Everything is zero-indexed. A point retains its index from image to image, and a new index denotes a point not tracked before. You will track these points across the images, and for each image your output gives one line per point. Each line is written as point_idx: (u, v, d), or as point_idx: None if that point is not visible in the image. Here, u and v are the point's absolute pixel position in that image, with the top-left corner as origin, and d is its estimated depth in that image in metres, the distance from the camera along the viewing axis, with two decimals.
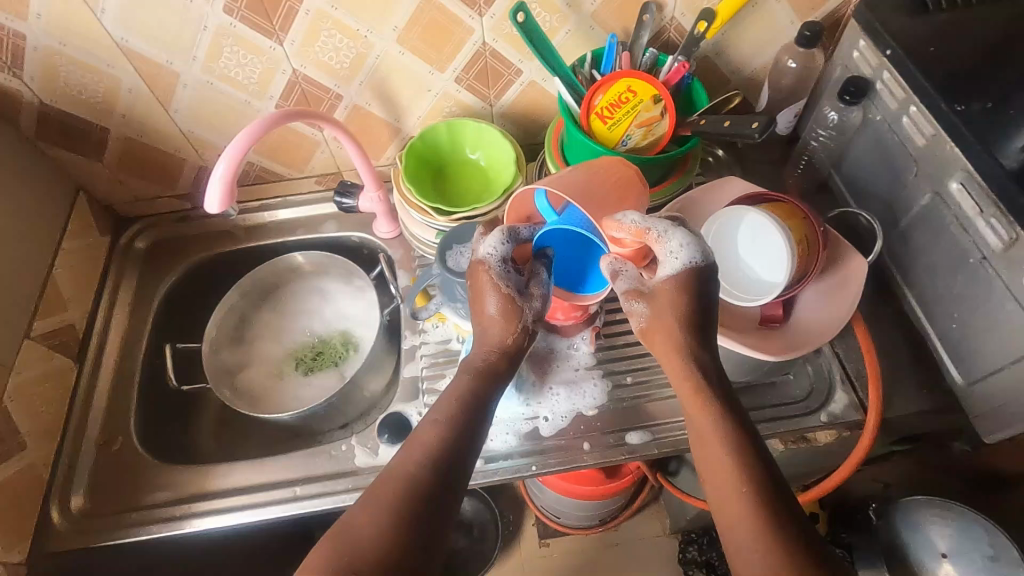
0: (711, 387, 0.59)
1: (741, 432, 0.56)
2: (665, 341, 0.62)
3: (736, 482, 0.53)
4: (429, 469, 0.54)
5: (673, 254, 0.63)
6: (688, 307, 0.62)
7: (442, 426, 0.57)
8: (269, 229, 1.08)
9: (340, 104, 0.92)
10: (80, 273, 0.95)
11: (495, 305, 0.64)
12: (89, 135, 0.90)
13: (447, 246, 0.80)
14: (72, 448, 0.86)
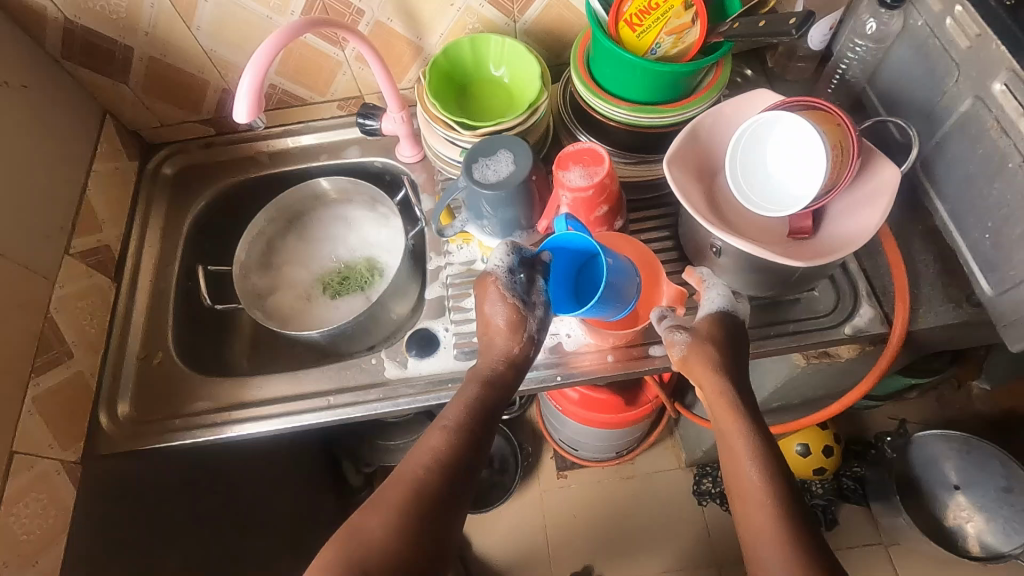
0: (743, 400, 0.66)
1: (762, 432, 0.63)
2: (698, 356, 0.69)
3: (759, 484, 0.60)
4: (435, 469, 0.58)
5: (712, 300, 0.74)
6: (721, 340, 0.70)
7: (449, 431, 0.61)
8: (293, 156, 1.09)
9: (362, 21, 0.91)
10: (112, 196, 0.97)
11: (501, 315, 0.68)
12: (114, 54, 0.90)
13: (473, 159, 0.79)
14: (115, 361, 0.89)
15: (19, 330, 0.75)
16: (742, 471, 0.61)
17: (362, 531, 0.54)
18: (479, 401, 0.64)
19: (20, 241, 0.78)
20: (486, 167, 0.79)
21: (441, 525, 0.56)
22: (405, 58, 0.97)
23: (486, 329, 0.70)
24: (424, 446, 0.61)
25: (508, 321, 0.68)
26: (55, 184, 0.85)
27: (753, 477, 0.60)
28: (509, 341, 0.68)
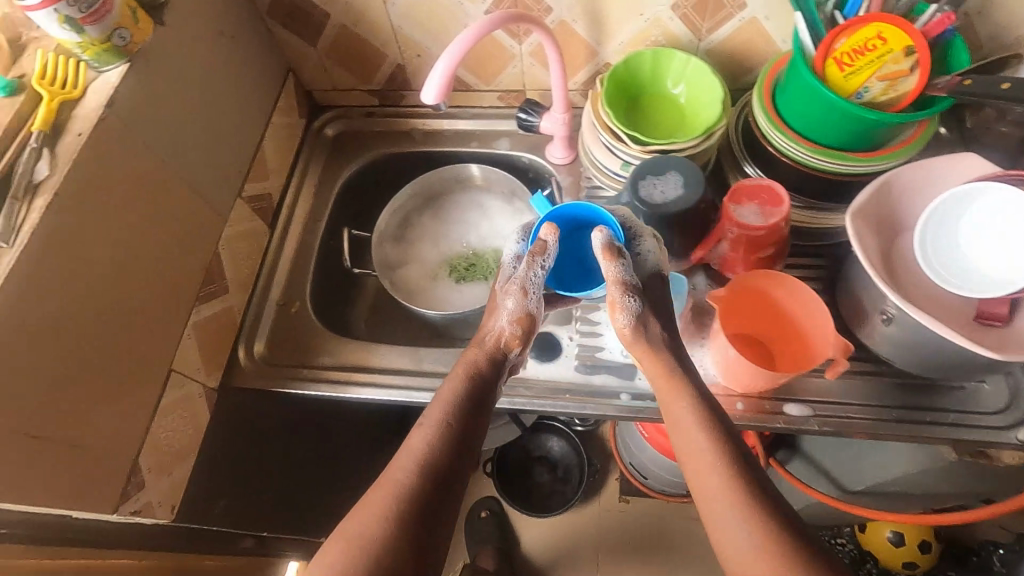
0: (684, 369, 0.65)
1: (743, 464, 0.56)
2: (653, 337, 0.67)
3: (711, 452, 0.56)
4: (418, 475, 0.56)
5: (648, 252, 0.73)
6: (655, 310, 0.69)
7: (427, 431, 0.60)
8: (444, 137, 1.11)
9: (547, 18, 0.91)
10: (280, 148, 1.03)
11: (510, 323, 0.71)
12: (312, 18, 0.96)
13: (641, 175, 0.77)
14: (258, 302, 0.95)
15: (193, 260, 0.81)
16: (723, 523, 0.52)
17: (362, 527, 0.52)
18: (458, 392, 0.64)
19: (206, 178, 0.84)
20: (653, 187, 0.76)
21: (431, 524, 0.54)
22: (577, 61, 0.97)
23: (485, 337, 0.71)
24: (412, 440, 0.59)
25: (527, 319, 0.72)
26: (240, 131, 0.92)
27: (743, 527, 0.51)
28: (506, 341, 0.71)
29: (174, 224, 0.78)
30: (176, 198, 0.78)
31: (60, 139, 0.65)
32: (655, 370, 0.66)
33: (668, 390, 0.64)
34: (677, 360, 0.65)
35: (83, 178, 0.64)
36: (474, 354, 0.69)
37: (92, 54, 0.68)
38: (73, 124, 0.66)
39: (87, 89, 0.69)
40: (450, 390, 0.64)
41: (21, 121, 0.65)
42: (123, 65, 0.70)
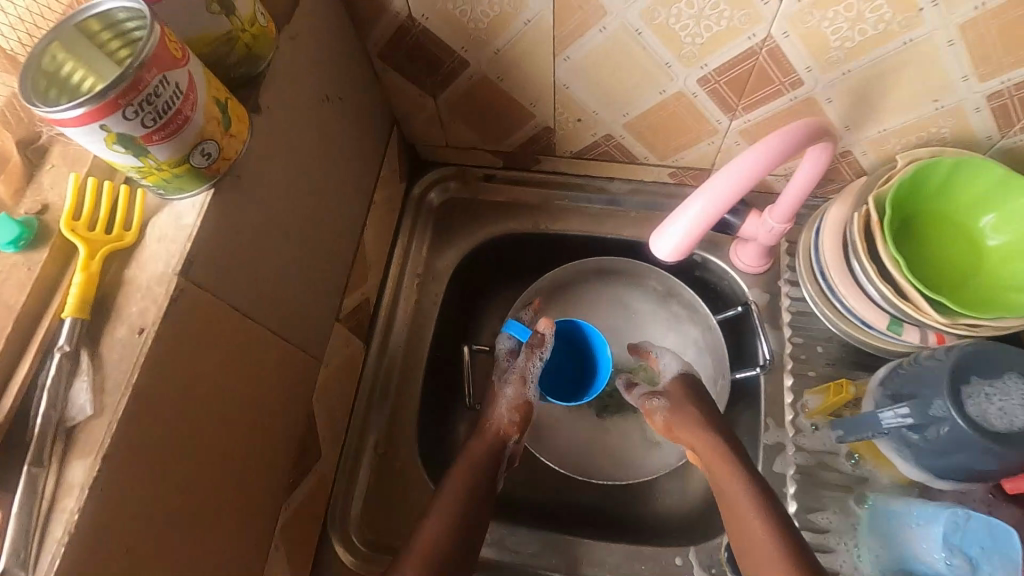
0: (732, 448, 0.67)
1: (808, 557, 0.57)
2: (685, 414, 0.71)
3: (768, 543, 0.58)
4: (450, 541, 0.60)
5: (668, 364, 0.78)
6: (695, 397, 0.73)
7: (441, 523, 0.61)
8: (585, 216, 0.84)
9: (788, 93, 0.63)
10: (379, 232, 0.77)
11: (508, 411, 0.73)
12: (441, 66, 0.67)
13: (964, 374, 0.53)
14: (355, 455, 0.71)
15: (282, 438, 0.57)
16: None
17: None
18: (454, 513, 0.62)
19: (302, 316, 0.59)
20: (986, 400, 0.51)
21: None
22: (807, 146, 0.69)
23: (489, 424, 0.72)
24: (423, 535, 0.60)
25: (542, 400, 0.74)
26: (339, 228, 0.65)
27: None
28: (506, 429, 0.71)
29: (262, 402, 0.53)
30: (266, 364, 0.53)
31: (107, 332, 0.40)
32: (707, 455, 0.67)
33: (719, 480, 0.65)
34: (712, 445, 0.67)
35: (146, 405, 0.39)
36: (477, 447, 0.69)
37: (158, 181, 0.41)
38: (128, 302, 0.41)
39: (145, 230, 0.43)
40: (464, 471, 0.66)
41: (42, 298, 0.40)
42: (205, 193, 0.43)
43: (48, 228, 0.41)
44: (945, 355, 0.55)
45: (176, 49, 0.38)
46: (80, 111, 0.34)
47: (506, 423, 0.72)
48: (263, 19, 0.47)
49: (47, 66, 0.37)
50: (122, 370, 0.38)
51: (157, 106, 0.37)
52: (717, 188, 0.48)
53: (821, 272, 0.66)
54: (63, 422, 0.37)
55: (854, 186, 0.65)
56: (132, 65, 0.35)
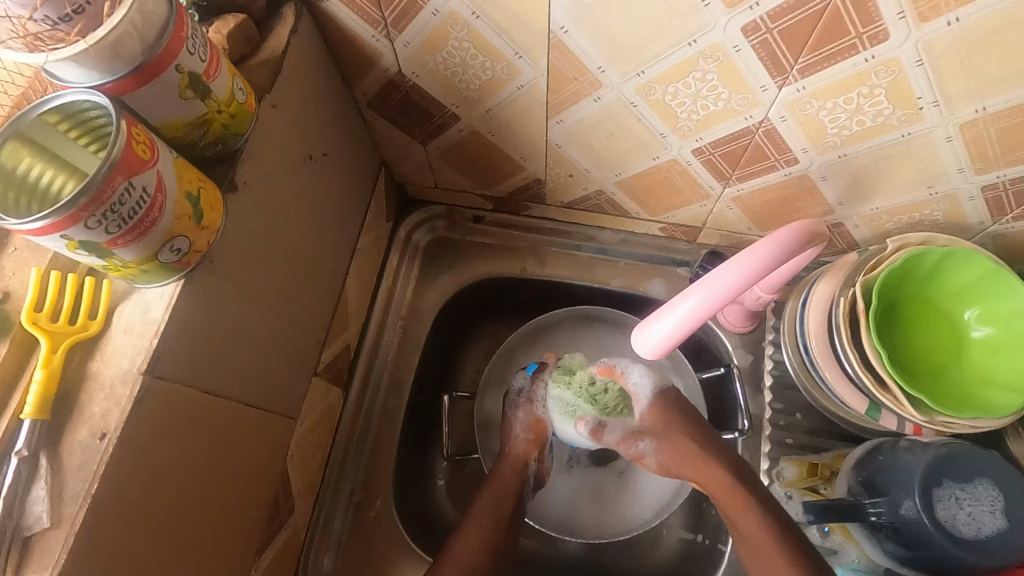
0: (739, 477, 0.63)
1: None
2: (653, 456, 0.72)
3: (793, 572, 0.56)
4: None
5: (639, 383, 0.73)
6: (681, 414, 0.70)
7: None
8: (574, 262, 0.83)
9: (782, 169, 0.61)
10: (361, 276, 0.75)
11: (524, 433, 0.73)
12: (431, 118, 0.66)
13: (936, 478, 0.53)
14: (330, 505, 0.70)
15: (256, 504, 0.56)
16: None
17: None
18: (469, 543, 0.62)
19: (277, 380, 0.57)
20: (956, 503, 0.52)
21: None
22: (799, 217, 0.67)
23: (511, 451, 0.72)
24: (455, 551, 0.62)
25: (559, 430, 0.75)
26: (318, 282, 0.64)
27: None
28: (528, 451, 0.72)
29: (233, 475, 0.52)
30: (240, 438, 0.52)
31: (68, 434, 0.39)
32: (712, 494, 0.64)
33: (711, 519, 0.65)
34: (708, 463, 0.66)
35: (108, 511, 0.38)
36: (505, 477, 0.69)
37: (125, 274, 0.40)
38: (90, 401, 0.39)
39: (111, 320, 0.42)
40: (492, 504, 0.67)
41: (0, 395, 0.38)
42: (175, 283, 0.42)
43: (8, 319, 0.40)
44: (919, 456, 0.55)
45: (144, 148, 0.36)
46: (41, 223, 0.33)
47: (524, 445, 0.72)
48: (242, 95, 0.45)
49: (5, 163, 0.36)
50: (83, 478, 0.37)
51: (123, 213, 0.35)
52: (713, 288, 0.51)
53: (804, 348, 0.65)
54: (20, 531, 0.36)
55: (843, 261, 0.64)
56: (96, 175, 0.33)
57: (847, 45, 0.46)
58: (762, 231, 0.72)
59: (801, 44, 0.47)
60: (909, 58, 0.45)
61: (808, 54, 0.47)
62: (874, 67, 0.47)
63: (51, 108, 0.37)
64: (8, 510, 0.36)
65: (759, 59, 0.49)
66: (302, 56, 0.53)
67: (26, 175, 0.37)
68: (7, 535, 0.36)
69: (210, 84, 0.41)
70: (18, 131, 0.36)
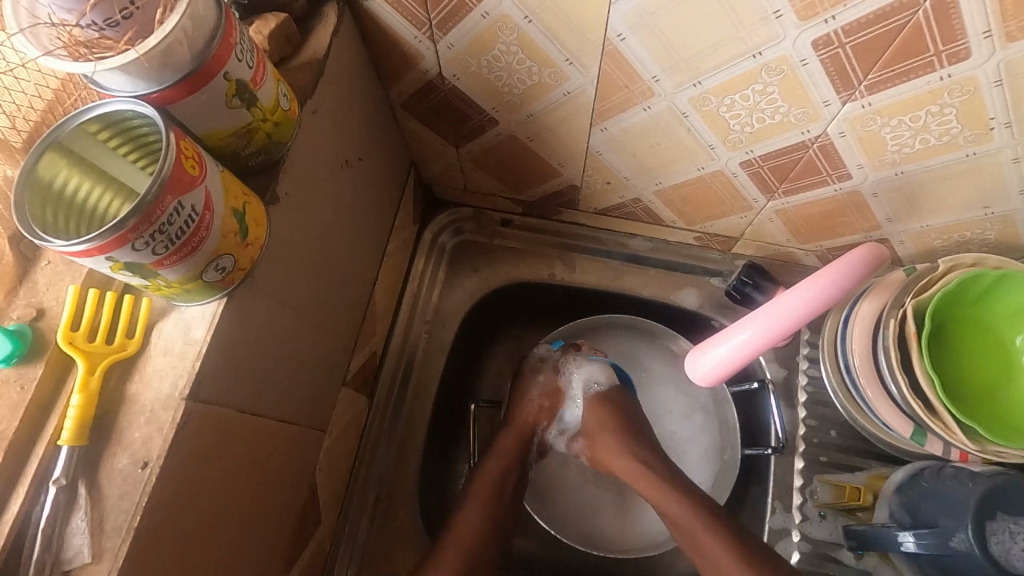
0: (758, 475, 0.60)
1: None
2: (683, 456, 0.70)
3: None
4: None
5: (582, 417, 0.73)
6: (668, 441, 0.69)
7: None
8: (603, 269, 0.81)
9: (834, 183, 0.59)
10: (388, 281, 0.73)
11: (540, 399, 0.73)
12: (467, 121, 0.63)
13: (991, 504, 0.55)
14: (354, 514, 0.68)
15: (286, 519, 0.55)
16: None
17: None
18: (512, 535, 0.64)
19: (307, 393, 0.55)
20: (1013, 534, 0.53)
21: None
22: (844, 232, 0.65)
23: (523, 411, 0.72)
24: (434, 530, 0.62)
25: (588, 413, 0.72)
26: (348, 289, 0.62)
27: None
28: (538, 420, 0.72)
29: (265, 492, 0.50)
30: (271, 455, 0.50)
31: (107, 461, 0.37)
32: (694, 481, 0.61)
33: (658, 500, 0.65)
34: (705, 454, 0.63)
35: (150, 543, 0.36)
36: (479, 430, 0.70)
37: (166, 293, 0.38)
38: (129, 426, 0.38)
39: (149, 339, 0.40)
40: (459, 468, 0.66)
41: (36, 420, 0.36)
42: (216, 302, 0.40)
43: (44, 339, 0.38)
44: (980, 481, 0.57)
45: (193, 164, 0.34)
46: (86, 246, 0.31)
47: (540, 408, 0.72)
48: (286, 102, 0.43)
49: (43, 176, 0.33)
50: (124, 509, 0.36)
51: (171, 233, 0.33)
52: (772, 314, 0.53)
53: (846, 368, 0.64)
54: (59, 565, 0.34)
55: (891, 280, 0.62)
56: (146, 195, 0.31)
57: (924, 63, 0.43)
58: (803, 244, 0.70)
59: (873, 59, 0.44)
60: (988, 78, 0.43)
61: (880, 71, 0.45)
62: (948, 86, 0.45)
63: (93, 117, 0.34)
64: (46, 543, 0.34)
65: (827, 74, 0.46)
66: (342, 57, 0.51)
67: (64, 189, 0.34)
68: (45, 570, 0.34)
69: (256, 91, 0.39)
70: (56, 141, 0.34)
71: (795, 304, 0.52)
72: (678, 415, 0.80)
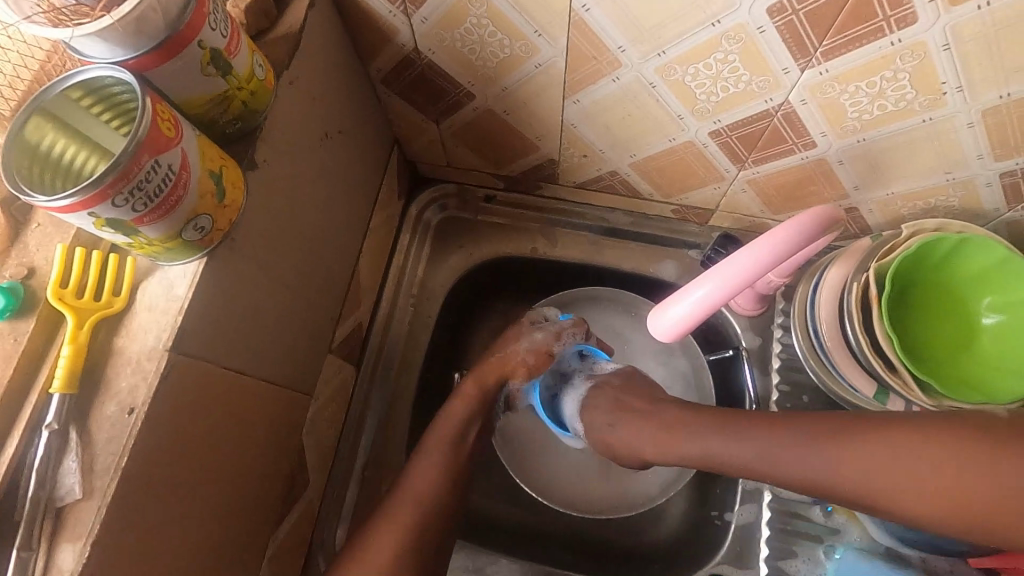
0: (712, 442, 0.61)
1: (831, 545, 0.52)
2: None
3: None
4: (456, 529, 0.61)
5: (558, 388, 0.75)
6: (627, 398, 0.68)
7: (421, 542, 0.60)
8: (585, 242, 0.83)
9: (800, 152, 0.61)
10: (374, 255, 0.75)
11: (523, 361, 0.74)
12: (445, 95, 0.65)
13: None
14: (342, 477, 0.71)
15: (273, 476, 0.57)
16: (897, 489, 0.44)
17: None
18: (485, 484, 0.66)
19: (292, 357, 0.58)
20: None
21: None
22: (814, 201, 0.67)
23: (493, 367, 0.72)
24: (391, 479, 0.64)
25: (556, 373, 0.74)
26: (332, 259, 0.64)
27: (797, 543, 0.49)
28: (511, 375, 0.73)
29: (250, 449, 0.52)
30: (257, 412, 0.52)
31: (96, 408, 0.39)
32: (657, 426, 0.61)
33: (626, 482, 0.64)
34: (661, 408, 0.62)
35: (138, 482, 0.39)
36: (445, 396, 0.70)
37: (148, 251, 0.40)
38: (117, 376, 0.40)
39: (135, 297, 0.42)
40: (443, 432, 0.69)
41: (29, 370, 0.39)
42: (198, 261, 0.42)
43: (36, 295, 0.40)
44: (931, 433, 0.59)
45: (169, 126, 0.36)
46: (67, 201, 0.33)
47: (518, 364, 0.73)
48: (261, 71, 0.45)
49: (30, 139, 0.36)
50: (112, 451, 0.38)
51: (148, 191, 0.35)
52: (728, 275, 0.56)
53: (814, 332, 0.66)
54: (52, 501, 0.37)
55: (857, 246, 0.64)
56: (122, 153, 0.33)
57: (874, 28, 0.45)
58: (775, 215, 0.72)
59: (826, 26, 0.46)
60: (936, 42, 0.45)
61: (834, 37, 0.47)
62: (899, 51, 0.46)
63: (75, 84, 0.36)
64: (41, 481, 0.37)
65: (783, 41, 0.48)
66: (319, 32, 0.53)
67: (49, 151, 0.37)
68: (40, 505, 0.37)
69: (231, 60, 0.41)
70: (42, 107, 0.36)
71: (751, 263, 0.54)
72: None
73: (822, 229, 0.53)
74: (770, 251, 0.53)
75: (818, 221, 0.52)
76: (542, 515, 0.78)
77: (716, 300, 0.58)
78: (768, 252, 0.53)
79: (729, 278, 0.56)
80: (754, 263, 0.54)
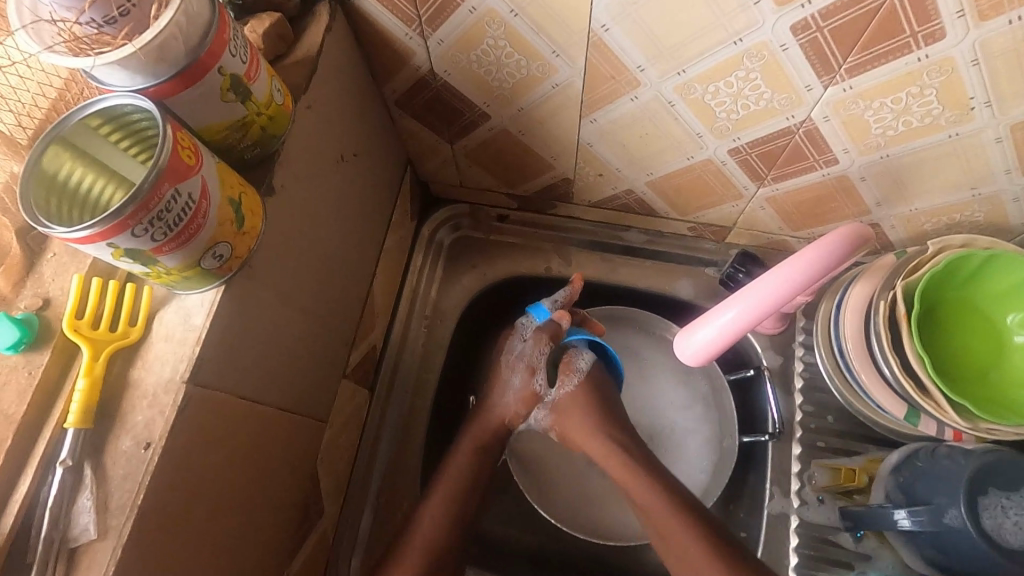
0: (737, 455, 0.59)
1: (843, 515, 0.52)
2: None
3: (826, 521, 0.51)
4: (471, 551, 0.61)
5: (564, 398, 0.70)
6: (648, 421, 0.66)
7: None
8: (599, 261, 0.82)
9: (821, 169, 0.60)
10: (386, 277, 0.75)
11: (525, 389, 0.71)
12: (459, 116, 0.65)
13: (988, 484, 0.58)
14: (357, 502, 0.69)
15: (288, 506, 0.56)
16: None
17: None
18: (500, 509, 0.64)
19: (306, 382, 0.57)
20: None
21: None
22: (834, 218, 0.65)
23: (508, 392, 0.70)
24: None
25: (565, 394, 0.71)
26: (346, 282, 0.63)
27: None
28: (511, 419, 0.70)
29: (265, 479, 0.51)
30: (272, 442, 0.51)
31: (111, 444, 0.38)
32: None
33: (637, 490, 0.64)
34: None
35: (154, 519, 0.38)
36: None
37: (166, 281, 0.39)
38: (132, 410, 0.39)
39: (151, 326, 0.41)
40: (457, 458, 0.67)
41: (44, 403, 0.38)
42: (215, 289, 0.41)
43: (50, 326, 0.39)
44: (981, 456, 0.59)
45: (189, 154, 0.35)
46: (85, 233, 0.32)
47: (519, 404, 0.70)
48: (279, 96, 0.44)
49: (47, 168, 0.35)
50: (128, 489, 0.37)
51: (168, 220, 0.34)
52: (757, 298, 0.55)
53: (839, 351, 0.64)
54: (66, 542, 0.36)
55: (881, 264, 0.62)
56: (142, 183, 0.33)
57: (900, 44, 0.44)
58: (795, 231, 0.70)
59: (851, 42, 0.45)
60: (965, 58, 0.44)
61: (859, 53, 0.46)
62: (926, 67, 0.46)
63: (94, 112, 0.36)
64: (54, 520, 0.36)
65: (806, 59, 0.47)
66: (335, 56, 0.52)
67: (68, 180, 0.36)
68: (53, 547, 0.35)
69: (250, 86, 0.40)
70: (60, 136, 0.35)
71: (778, 283, 0.54)
72: (677, 407, 0.79)
73: (846, 251, 0.52)
74: (798, 274, 0.53)
75: (845, 242, 0.52)
76: (563, 542, 0.75)
77: (743, 324, 0.57)
78: (792, 273, 0.53)
79: (754, 300, 0.55)
80: (780, 286, 0.54)
